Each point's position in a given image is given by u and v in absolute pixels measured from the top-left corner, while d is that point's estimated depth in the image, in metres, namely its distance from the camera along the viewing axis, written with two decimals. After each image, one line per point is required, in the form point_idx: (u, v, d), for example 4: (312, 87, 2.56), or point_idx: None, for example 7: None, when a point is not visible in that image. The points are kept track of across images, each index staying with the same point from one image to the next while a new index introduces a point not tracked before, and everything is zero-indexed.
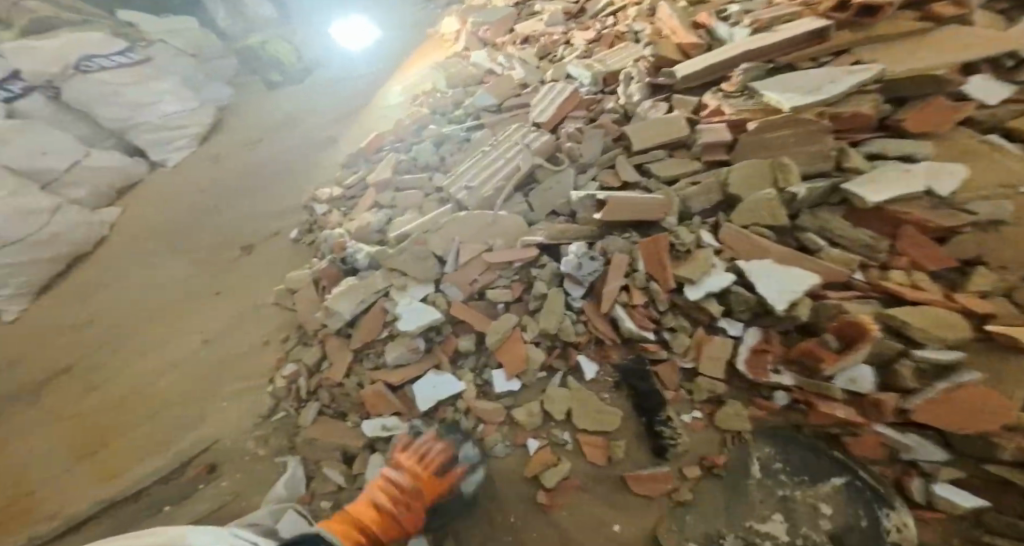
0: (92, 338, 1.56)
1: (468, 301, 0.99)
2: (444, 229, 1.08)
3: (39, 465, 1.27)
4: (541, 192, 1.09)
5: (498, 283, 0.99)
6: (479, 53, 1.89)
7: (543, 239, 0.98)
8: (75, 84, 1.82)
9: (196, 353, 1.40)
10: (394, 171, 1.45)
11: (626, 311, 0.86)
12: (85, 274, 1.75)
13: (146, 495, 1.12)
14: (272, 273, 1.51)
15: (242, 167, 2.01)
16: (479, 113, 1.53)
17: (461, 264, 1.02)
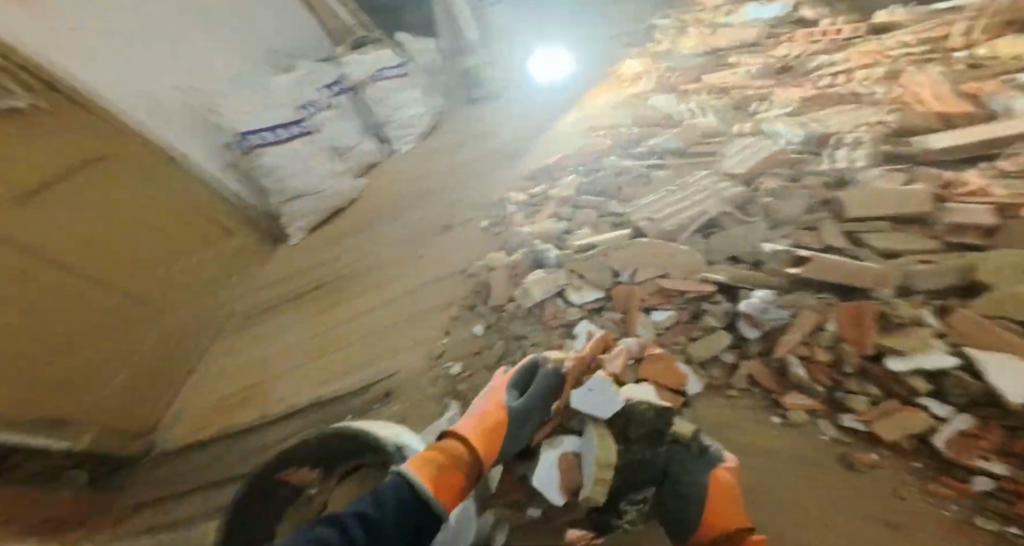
0: (330, 270, 2.04)
1: (637, 312, 1.14)
2: (628, 249, 1.25)
3: (277, 359, 1.69)
4: (725, 237, 1.21)
5: (668, 306, 1.13)
6: (663, 96, 1.96)
7: (724, 279, 1.12)
8: (371, 90, 2.58)
9: (398, 299, 1.77)
10: (577, 192, 1.63)
11: (804, 362, 0.96)
12: (336, 224, 2.28)
13: (336, 403, 1.46)
14: (462, 254, 1.84)
15: (448, 167, 2.45)
16: (664, 153, 1.61)
17: (637, 281, 1.18)
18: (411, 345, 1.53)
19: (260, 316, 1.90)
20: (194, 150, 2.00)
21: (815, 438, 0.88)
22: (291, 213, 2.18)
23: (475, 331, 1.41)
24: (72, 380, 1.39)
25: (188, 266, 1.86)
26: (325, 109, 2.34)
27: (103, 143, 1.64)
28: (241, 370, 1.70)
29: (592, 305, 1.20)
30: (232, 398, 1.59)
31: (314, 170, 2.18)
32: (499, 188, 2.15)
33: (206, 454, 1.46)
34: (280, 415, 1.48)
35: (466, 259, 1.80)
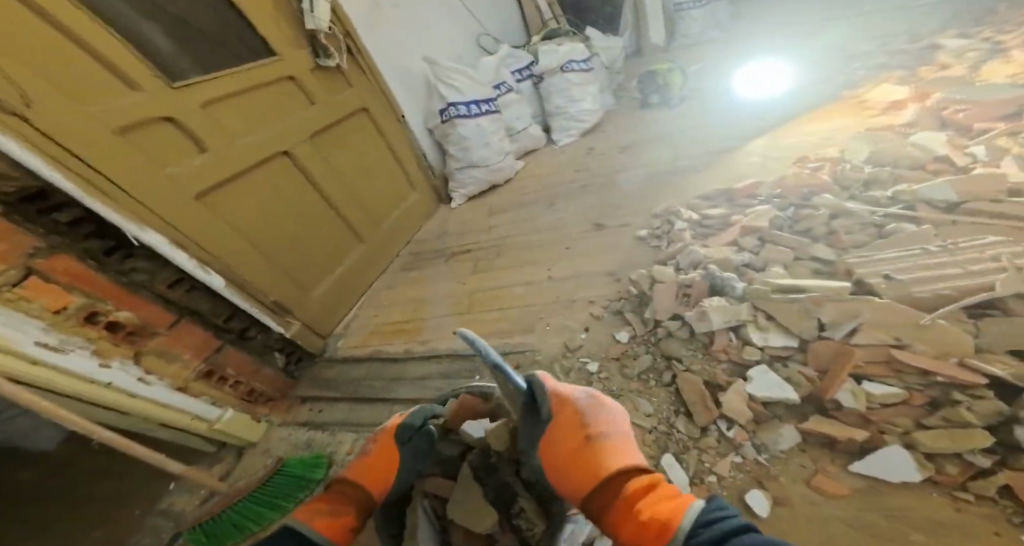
0: (487, 237, 2.15)
1: (849, 375, 0.95)
2: (850, 302, 1.02)
3: (431, 304, 1.88)
4: (1007, 325, 0.91)
5: (895, 382, 0.92)
6: (929, 135, 1.59)
7: (1000, 374, 0.85)
8: (555, 79, 2.65)
9: (540, 282, 1.79)
10: (769, 225, 1.42)
11: None
12: (491, 199, 2.42)
13: (469, 360, 1.55)
14: (616, 255, 1.76)
15: (615, 167, 2.37)
16: (911, 204, 1.31)
17: (857, 342, 0.97)
18: (552, 325, 1.54)
19: (422, 263, 2.13)
20: (413, 112, 2.29)
21: None
22: (463, 179, 2.41)
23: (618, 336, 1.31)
24: (301, 277, 1.71)
25: (390, 210, 2.18)
26: (510, 89, 2.50)
27: (367, 106, 2.05)
28: (399, 305, 1.92)
29: (779, 350, 1.04)
30: (391, 328, 1.82)
31: (494, 146, 2.37)
32: (663, 200, 2.01)
33: (362, 369, 1.69)
34: (423, 352, 1.65)
35: (622, 262, 1.72)
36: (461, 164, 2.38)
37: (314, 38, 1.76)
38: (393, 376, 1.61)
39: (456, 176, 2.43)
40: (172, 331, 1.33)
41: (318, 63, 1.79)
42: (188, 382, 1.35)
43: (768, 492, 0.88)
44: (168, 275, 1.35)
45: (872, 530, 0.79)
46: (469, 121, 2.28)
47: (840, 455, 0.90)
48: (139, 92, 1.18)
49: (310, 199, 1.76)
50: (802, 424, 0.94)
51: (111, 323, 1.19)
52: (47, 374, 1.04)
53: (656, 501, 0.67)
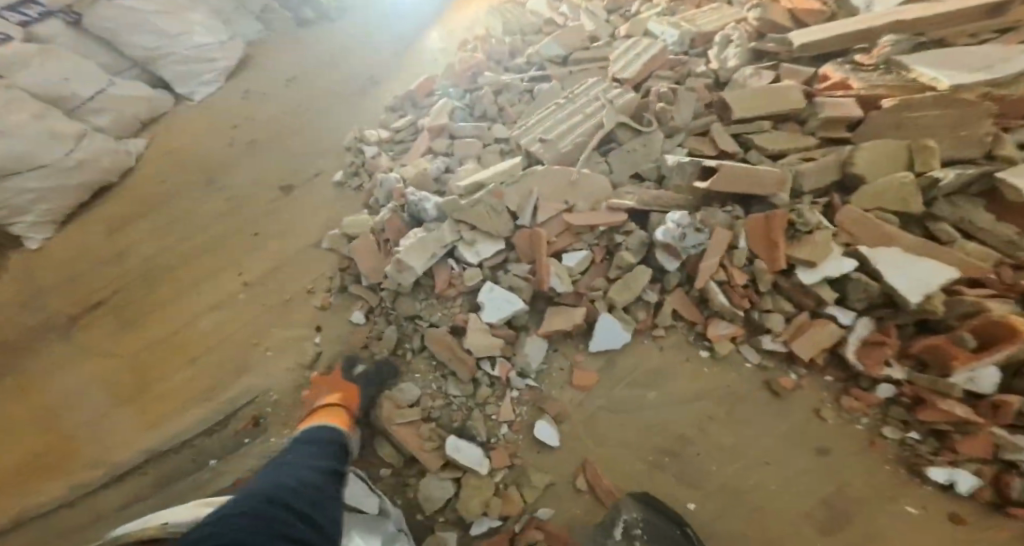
0: (133, 264, 1.48)
1: (547, 257, 0.95)
2: (523, 183, 1.02)
3: (81, 405, 1.20)
4: (624, 154, 1.04)
5: (578, 245, 0.98)
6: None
7: (632, 204, 0.96)
8: (104, 12, 1.70)
9: (237, 296, 1.36)
10: (450, 119, 1.31)
11: (722, 288, 0.91)
12: (115, 207, 1.64)
13: (189, 447, 1.10)
14: (316, 220, 1.45)
15: (278, 108, 1.90)
16: (544, 64, 1.36)
17: (540, 223, 0.98)
18: (277, 349, 1.22)
19: (27, 350, 1.32)
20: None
21: (740, 368, 0.91)
22: (3, 203, 1.45)
23: (353, 318, 1.13)
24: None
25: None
26: (8, 40, 1.49)
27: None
28: (20, 430, 1.17)
29: (493, 260, 0.98)
30: (17, 474, 1.09)
31: (2, 134, 1.39)
32: (351, 126, 1.72)
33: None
34: (99, 482, 1.06)
35: (327, 225, 1.43)
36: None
37: None
38: (82, 520, 1.01)
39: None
40: None
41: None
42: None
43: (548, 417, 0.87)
44: None
45: (623, 401, 0.89)
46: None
47: (580, 340, 0.96)
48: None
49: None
50: (541, 329, 0.94)
51: None
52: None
53: None
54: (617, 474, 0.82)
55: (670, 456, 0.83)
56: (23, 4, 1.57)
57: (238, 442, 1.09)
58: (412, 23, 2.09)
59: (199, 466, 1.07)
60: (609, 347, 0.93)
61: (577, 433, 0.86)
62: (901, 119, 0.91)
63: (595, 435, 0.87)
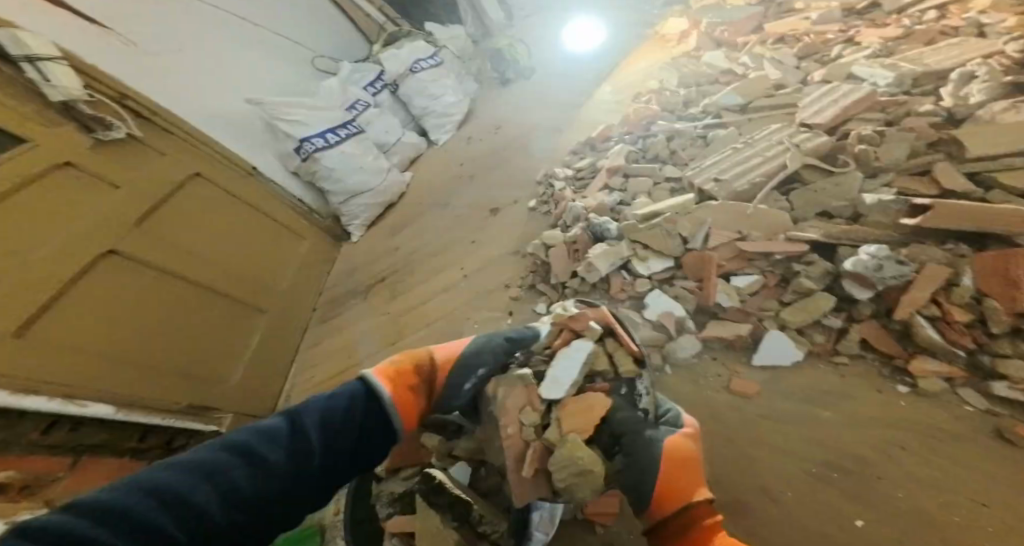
0: (395, 258, 2.14)
1: (715, 277, 1.10)
2: (696, 214, 1.18)
3: (359, 345, 1.83)
4: (807, 194, 1.12)
5: (746, 271, 1.09)
6: (715, 53, 1.83)
7: (815, 237, 1.04)
8: (407, 83, 2.58)
9: (455, 285, 1.84)
10: (626, 160, 1.53)
11: (934, 324, 0.91)
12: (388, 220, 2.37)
13: None
14: (511, 237, 1.86)
15: (486, 151, 2.45)
16: (720, 112, 1.51)
17: (711, 246, 1.13)
18: (478, 324, 1.61)
19: (337, 305, 2.06)
20: (262, 159, 2.12)
21: (955, 409, 0.84)
22: (352, 211, 2.31)
23: (540, 310, 1.50)
24: (211, 367, 1.53)
25: (295, 266, 2.06)
26: (371, 106, 2.41)
27: (209, 175, 1.83)
28: (332, 357, 1.85)
29: (661, 274, 1.16)
30: (329, 383, 1.76)
31: (364, 169, 2.25)
32: (542, 164, 2.12)
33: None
34: None
35: (519, 240, 1.82)
36: (343, 198, 2.27)
37: (75, 110, 1.41)
38: None
39: (344, 210, 2.31)
40: (74, 470, 1.07)
41: (97, 138, 1.44)
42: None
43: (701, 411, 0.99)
44: (43, 425, 1.05)
45: (787, 411, 0.93)
46: (333, 148, 2.16)
47: (742, 353, 1.05)
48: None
49: (194, 289, 1.56)
50: (701, 334, 1.08)
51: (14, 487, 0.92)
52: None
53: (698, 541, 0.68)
54: (770, 477, 0.85)
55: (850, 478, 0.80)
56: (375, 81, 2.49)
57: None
58: (598, 70, 2.44)
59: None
60: (773, 362, 1.00)
61: (739, 439, 0.92)
62: None
63: (753, 440, 0.91)
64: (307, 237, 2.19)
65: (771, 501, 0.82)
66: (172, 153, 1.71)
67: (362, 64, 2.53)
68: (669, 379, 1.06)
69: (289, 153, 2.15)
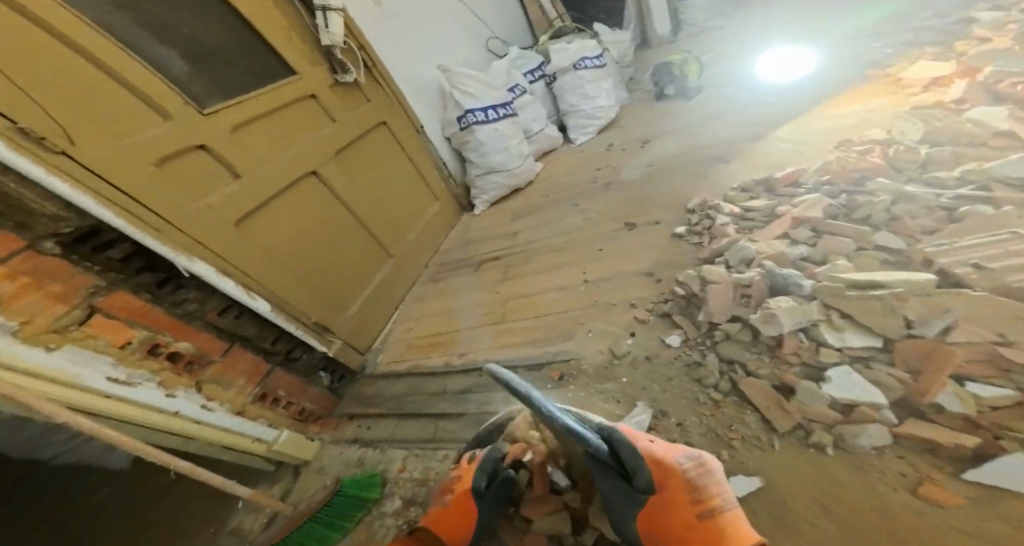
0: (515, 242, 2.15)
1: (945, 376, 0.90)
2: (937, 298, 0.97)
3: (463, 315, 1.90)
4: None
5: (994, 378, 0.88)
6: (982, 109, 1.52)
7: None
8: (567, 77, 2.67)
9: (576, 286, 1.77)
10: (822, 213, 1.36)
11: None
12: (512, 203, 2.42)
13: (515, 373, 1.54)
14: (651, 253, 1.75)
15: (639, 161, 2.34)
16: (990, 182, 1.24)
17: (951, 341, 0.92)
18: (596, 332, 1.53)
19: (454, 269, 2.18)
20: (429, 120, 2.33)
21: None
22: (483, 186, 2.42)
23: (669, 340, 1.34)
24: (336, 293, 1.74)
25: (429, 226, 2.28)
26: (526, 93, 2.55)
27: (398, 133, 2.13)
28: (434, 317, 1.96)
29: (859, 351, 0.99)
30: (426, 340, 1.86)
31: (511, 150, 2.35)
32: (701, 190, 1.93)
33: (399, 386, 1.73)
34: (457, 368, 1.66)
35: (662, 258, 1.69)
36: (482, 171, 2.39)
37: (331, 55, 1.78)
38: (434, 390, 1.63)
39: (478, 183, 2.43)
40: (225, 357, 1.39)
41: (336, 79, 1.81)
42: (246, 405, 1.40)
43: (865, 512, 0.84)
44: (218, 303, 1.41)
45: (1002, 541, 0.73)
46: (492, 125, 2.29)
47: (943, 461, 0.85)
48: (186, 135, 1.25)
49: (355, 223, 1.85)
50: (894, 426, 0.90)
51: (171, 355, 1.23)
52: (110, 404, 1.09)
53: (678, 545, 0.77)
54: None
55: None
56: (535, 70, 2.70)
57: (543, 383, 1.46)
58: (803, 100, 2.13)
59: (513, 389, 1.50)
60: (999, 483, 0.79)
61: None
62: None
63: None
64: (443, 203, 2.39)
65: None
66: (374, 102, 2.01)
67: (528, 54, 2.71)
68: (830, 463, 0.93)
69: (450, 120, 2.33)
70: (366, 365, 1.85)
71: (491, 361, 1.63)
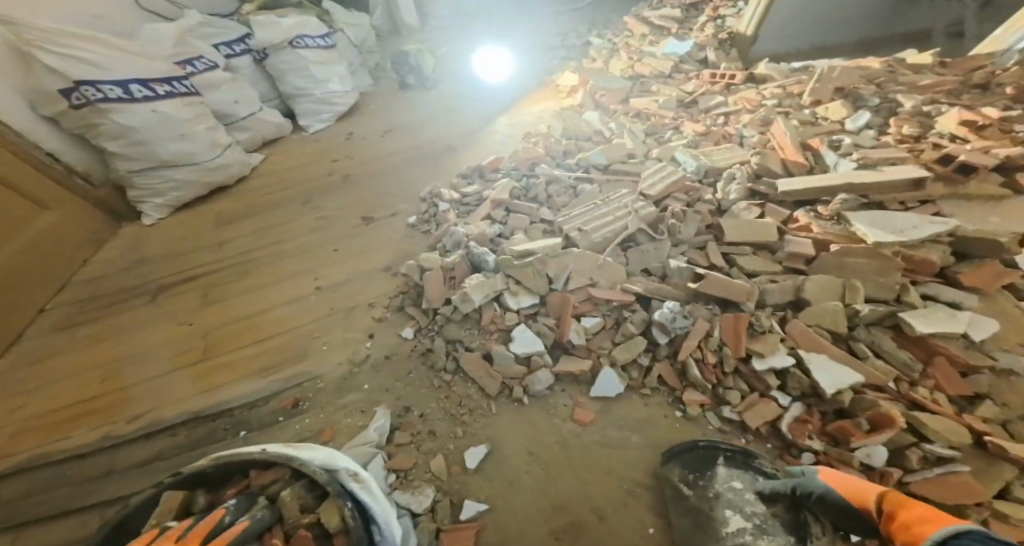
0: (219, 256, 2.01)
1: (571, 317, 1.25)
2: (562, 258, 1.33)
3: (135, 368, 1.63)
4: (640, 251, 1.33)
5: (593, 313, 1.26)
6: (592, 113, 2.13)
7: (639, 291, 1.25)
8: (285, 55, 2.39)
9: (307, 296, 1.77)
10: (510, 195, 1.69)
11: (697, 365, 1.13)
12: (218, 206, 2.25)
13: (228, 416, 1.43)
14: (386, 250, 1.85)
15: (370, 154, 2.37)
16: (590, 168, 1.73)
17: (570, 289, 1.28)
18: (332, 344, 1.58)
19: (107, 309, 1.87)
20: (10, 101, 1.82)
21: (705, 428, 1.09)
22: (150, 185, 2.12)
23: (406, 334, 1.49)
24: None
25: (34, 268, 1.87)
26: (214, 67, 2.22)
27: None
28: (89, 370, 1.65)
29: (528, 309, 1.29)
30: (61, 414, 1.52)
31: (186, 138, 2.06)
32: (428, 182, 2.09)
33: (20, 482, 1.35)
34: (134, 432, 1.43)
35: (395, 255, 1.80)
36: (144, 166, 2.06)
37: None
38: (95, 471, 1.35)
39: (139, 180, 2.09)
40: None
41: None
42: None
43: (540, 439, 1.15)
44: None
45: (618, 436, 1.12)
46: (137, 107, 1.93)
47: (583, 386, 1.22)
48: None
49: None
50: (554, 368, 1.21)
51: None
52: None
53: (910, 512, 0.68)
54: (599, 500, 1.02)
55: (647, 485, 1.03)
56: (234, 42, 2.34)
57: (275, 417, 1.40)
58: (494, 103, 2.53)
59: (232, 433, 1.39)
60: (597, 391, 1.18)
61: (574, 464, 1.09)
62: (842, 261, 1.19)
63: (588, 466, 1.08)
64: (58, 233, 1.99)
65: (598, 519, 0.99)
66: None
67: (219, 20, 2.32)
68: (529, 411, 1.20)
69: (55, 94, 1.83)
70: None
71: (184, 414, 1.45)
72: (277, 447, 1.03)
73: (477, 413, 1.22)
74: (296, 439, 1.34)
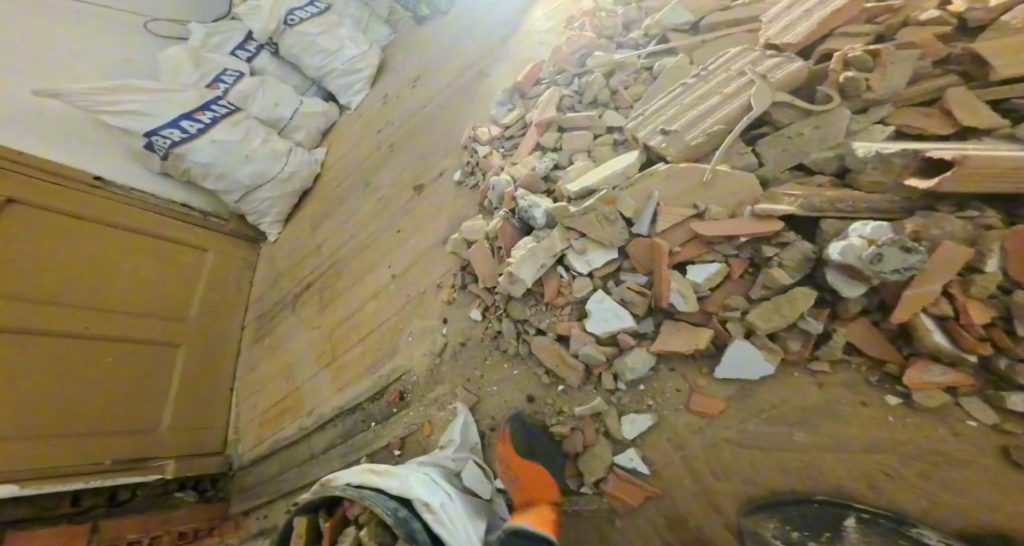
0: (318, 261, 1.77)
1: (671, 270, 0.82)
2: (640, 185, 0.87)
3: (301, 369, 1.57)
4: (781, 138, 0.80)
5: (712, 257, 0.80)
6: None
7: (789, 211, 0.72)
8: (287, 38, 1.95)
9: (386, 289, 1.52)
10: (558, 110, 1.25)
11: (943, 324, 0.62)
12: (309, 210, 1.91)
13: (361, 410, 1.37)
14: (443, 215, 1.54)
15: (404, 113, 1.97)
16: (665, 35, 1.17)
17: (662, 232, 0.83)
18: (417, 336, 1.34)
19: (270, 323, 1.74)
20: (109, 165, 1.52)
21: (955, 426, 0.65)
22: (254, 209, 1.83)
23: (473, 316, 1.20)
24: (145, 431, 1.39)
25: (221, 299, 1.73)
26: (241, 76, 1.82)
27: (71, 215, 1.34)
28: (273, 380, 1.62)
29: (605, 269, 0.89)
30: (272, 412, 1.57)
31: (249, 158, 1.68)
32: (466, 122, 1.74)
33: (273, 464, 1.50)
34: (314, 426, 1.44)
35: (452, 222, 1.50)
36: (237, 197, 1.76)
37: None
38: (301, 459, 1.44)
39: (244, 209, 1.81)
40: None
41: None
42: None
43: (656, 448, 0.82)
44: None
45: (777, 436, 0.74)
46: (196, 142, 1.58)
47: (705, 361, 0.83)
48: None
49: (80, 402, 1.24)
50: (652, 345, 0.83)
51: None
52: None
53: None
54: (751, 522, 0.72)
55: (828, 495, 0.70)
56: (244, 42, 1.93)
57: (389, 410, 1.30)
58: None
59: (367, 426, 1.33)
60: (742, 379, 0.78)
61: (701, 468, 0.79)
62: None
63: (730, 476, 0.77)
64: (224, 255, 1.79)
65: None
66: None
67: (226, 25, 1.96)
68: (624, 401, 0.86)
69: (140, 150, 1.56)
70: (233, 460, 1.59)
71: (341, 409, 1.40)
72: (357, 478, 0.91)
73: (564, 400, 0.94)
74: (404, 435, 1.23)
